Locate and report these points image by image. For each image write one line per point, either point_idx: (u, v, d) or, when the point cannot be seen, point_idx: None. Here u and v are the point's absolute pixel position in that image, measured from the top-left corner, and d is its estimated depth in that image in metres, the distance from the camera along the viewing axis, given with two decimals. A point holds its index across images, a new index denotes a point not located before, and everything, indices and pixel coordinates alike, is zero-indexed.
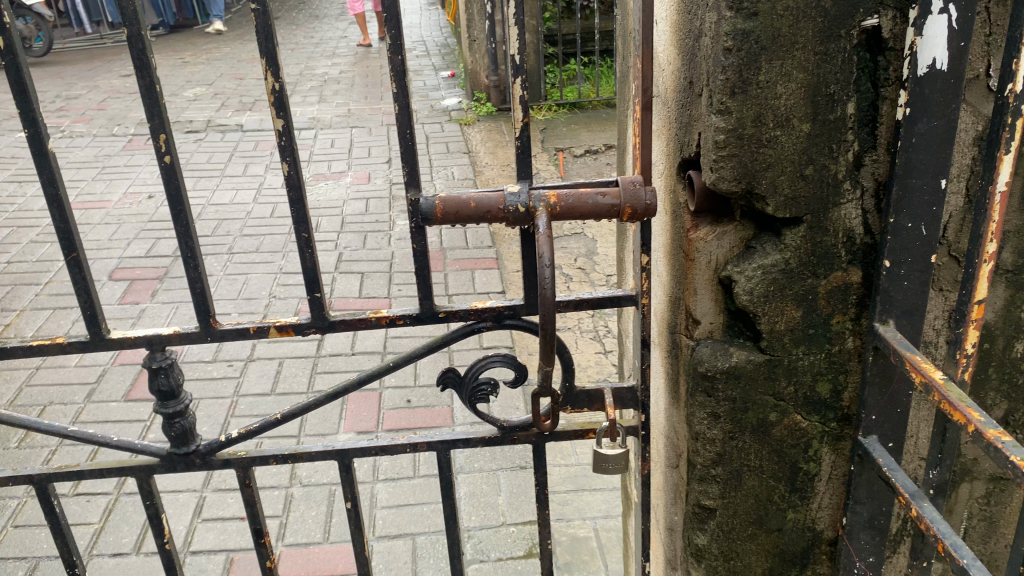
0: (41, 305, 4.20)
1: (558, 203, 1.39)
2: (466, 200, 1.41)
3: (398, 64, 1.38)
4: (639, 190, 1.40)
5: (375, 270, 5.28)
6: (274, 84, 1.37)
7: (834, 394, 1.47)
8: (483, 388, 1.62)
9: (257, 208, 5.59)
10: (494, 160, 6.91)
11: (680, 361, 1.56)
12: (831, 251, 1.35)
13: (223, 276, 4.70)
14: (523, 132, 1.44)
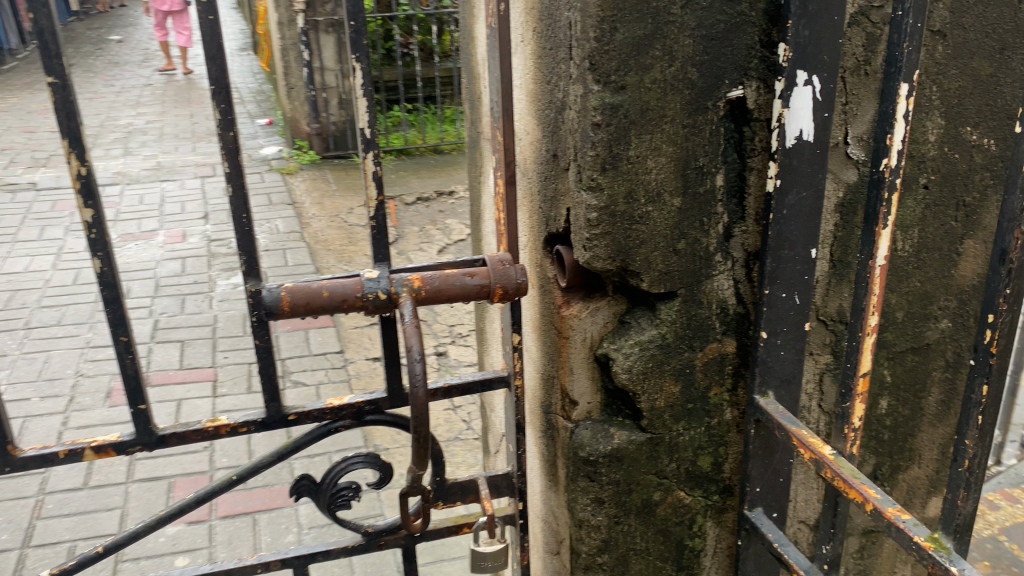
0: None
1: (424, 287, 1.27)
2: (318, 289, 1.25)
3: (231, 141, 1.20)
4: (508, 269, 1.30)
5: (197, 336, 4.91)
6: (80, 168, 1.16)
7: (715, 467, 1.43)
8: (345, 494, 1.46)
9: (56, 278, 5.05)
10: (321, 211, 6.69)
11: (557, 443, 1.47)
12: (707, 324, 1.31)
13: (20, 355, 4.18)
14: (378, 211, 1.31)
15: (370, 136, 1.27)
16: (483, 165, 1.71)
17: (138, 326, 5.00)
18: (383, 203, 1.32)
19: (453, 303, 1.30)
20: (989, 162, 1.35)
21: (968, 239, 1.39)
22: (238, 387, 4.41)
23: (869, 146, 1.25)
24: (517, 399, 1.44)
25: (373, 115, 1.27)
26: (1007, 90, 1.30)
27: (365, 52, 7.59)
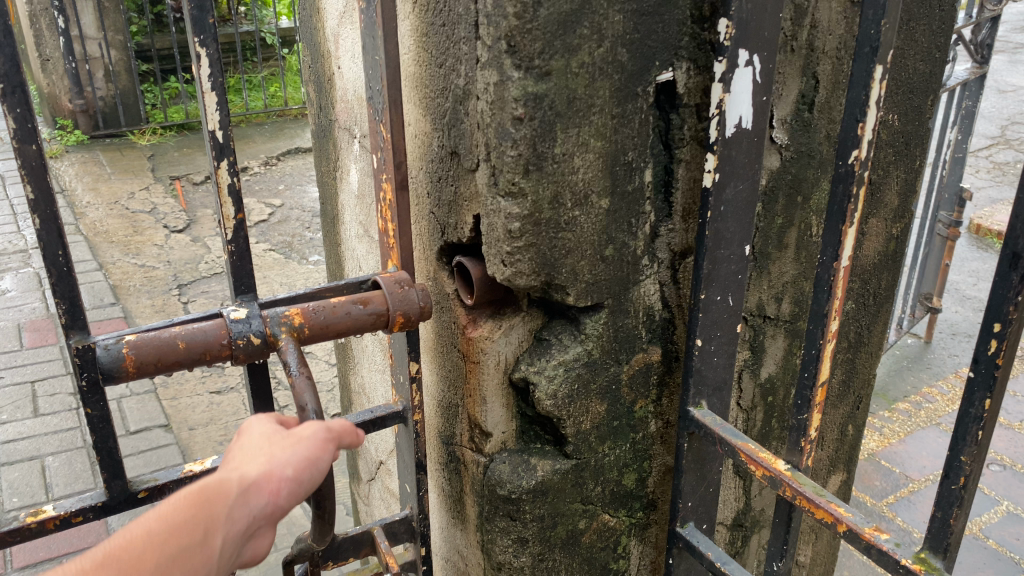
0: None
1: (307, 323, 1.03)
2: (171, 340, 0.97)
3: (33, 156, 0.88)
4: (407, 291, 1.09)
5: None
6: None
7: (639, 483, 1.30)
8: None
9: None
10: (97, 198, 5.97)
11: (465, 478, 1.28)
12: (633, 334, 1.17)
13: None
14: (237, 235, 1.04)
15: (222, 141, 1.00)
16: (340, 159, 1.46)
17: None
18: (243, 223, 1.06)
19: (343, 337, 1.07)
20: (892, 138, 1.30)
21: (871, 217, 1.35)
22: (20, 411, 3.82)
23: (792, 129, 1.16)
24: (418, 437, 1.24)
25: (224, 114, 1.00)
26: (910, 62, 1.26)
27: (130, 17, 6.77)
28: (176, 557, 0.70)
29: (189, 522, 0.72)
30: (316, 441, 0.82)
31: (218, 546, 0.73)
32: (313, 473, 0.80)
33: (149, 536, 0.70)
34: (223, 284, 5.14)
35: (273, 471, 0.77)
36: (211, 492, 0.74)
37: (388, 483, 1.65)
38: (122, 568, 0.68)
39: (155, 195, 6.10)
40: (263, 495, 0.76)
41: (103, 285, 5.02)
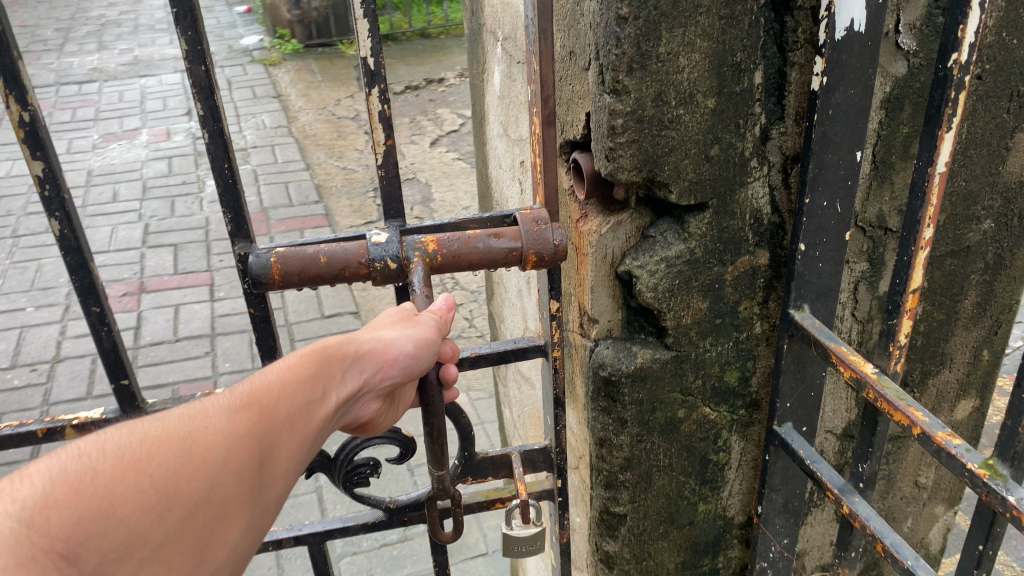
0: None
1: (441, 250, 1.12)
2: (315, 256, 1.10)
3: (202, 76, 1.05)
4: (543, 231, 1.14)
5: (189, 240, 4.92)
6: (22, 112, 1.00)
7: (742, 381, 1.36)
8: (362, 471, 1.30)
9: (25, 224, 5.09)
10: (309, 103, 6.50)
11: (577, 360, 1.40)
12: (739, 236, 1.21)
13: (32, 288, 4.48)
14: (386, 160, 1.17)
15: (373, 68, 1.11)
16: (487, 63, 1.57)
17: (128, 233, 5.01)
18: (393, 149, 1.18)
19: (476, 267, 1.14)
20: None
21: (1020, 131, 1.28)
22: (234, 291, 4.37)
23: (922, 34, 1.12)
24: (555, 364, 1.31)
25: (375, 41, 1.11)
26: None
27: None
28: (305, 405, 0.87)
29: (314, 382, 0.90)
30: (430, 327, 1.01)
31: (333, 404, 0.91)
32: (424, 351, 0.98)
33: (282, 385, 0.86)
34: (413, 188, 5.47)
35: (393, 344, 0.96)
36: (335, 356, 0.93)
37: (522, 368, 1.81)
38: (261, 412, 0.82)
39: (359, 103, 6.53)
40: (378, 360, 0.96)
41: (309, 184, 5.53)
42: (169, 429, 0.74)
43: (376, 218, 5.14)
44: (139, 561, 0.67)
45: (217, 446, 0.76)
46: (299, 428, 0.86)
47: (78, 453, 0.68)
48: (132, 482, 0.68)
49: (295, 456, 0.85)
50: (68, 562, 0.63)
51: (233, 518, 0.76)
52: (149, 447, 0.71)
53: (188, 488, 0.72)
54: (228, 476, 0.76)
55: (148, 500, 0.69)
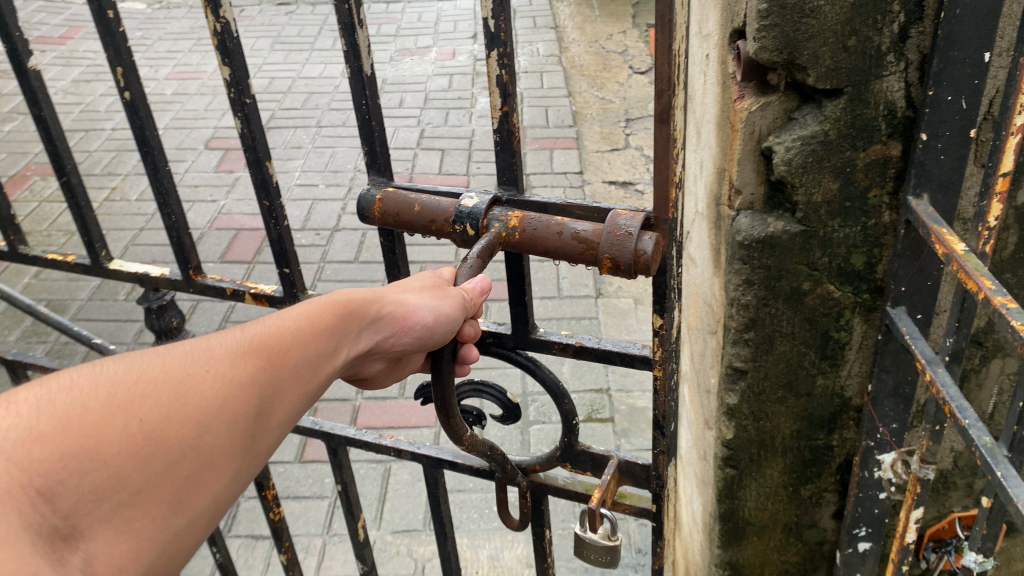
0: (160, 231, 4.79)
1: (517, 228, 1.63)
2: (416, 207, 1.72)
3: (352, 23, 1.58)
4: (622, 241, 1.53)
5: (455, 146, 5.56)
6: (222, 30, 1.67)
7: (867, 266, 1.51)
8: (469, 416, 2.01)
9: (328, 116, 5.98)
10: (582, 36, 6.93)
11: (723, 229, 1.62)
12: (872, 124, 1.37)
13: (324, 170, 5.32)
14: (502, 131, 1.60)
15: (493, 34, 1.51)
16: None
17: (406, 134, 5.74)
18: (508, 118, 1.60)
19: (548, 250, 1.62)
20: None
21: None
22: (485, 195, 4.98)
23: None
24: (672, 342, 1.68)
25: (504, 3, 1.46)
26: None
27: None
28: (310, 358, 1.35)
29: (303, 337, 1.35)
30: (456, 299, 1.56)
31: (323, 355, 1.37)
32: (441, 323, 1.52)
33: (281, 341, 1.31)
34: None
35: (412, 314, 1.50)
36: (354, 315, 1.45)
37: (689, 250, 2.00)
38: (265, 363, 1.27)
39: (630, 40, 6.84)
40: (395, 323, 1.50)
41: (567, 109, 5.92)
42: (158, 377, 1.14)
43: (623, 147, 5.45)
44: (118, 500, 1.05)
45: (199, 396, 1.16)
46: (299, 377, 1.32)
47: (71, 392, 1.06)
48: (119, 423, 1.07)
49: (291, 400, 1.30)
50: (45, 498, 0.97)
51: (214, 456, 1.16)
52: (139, 393, 1.11)
53: (178, 434, 1.12)
54: (212, 418, 1.16)
55: (137, 436, 1.08)
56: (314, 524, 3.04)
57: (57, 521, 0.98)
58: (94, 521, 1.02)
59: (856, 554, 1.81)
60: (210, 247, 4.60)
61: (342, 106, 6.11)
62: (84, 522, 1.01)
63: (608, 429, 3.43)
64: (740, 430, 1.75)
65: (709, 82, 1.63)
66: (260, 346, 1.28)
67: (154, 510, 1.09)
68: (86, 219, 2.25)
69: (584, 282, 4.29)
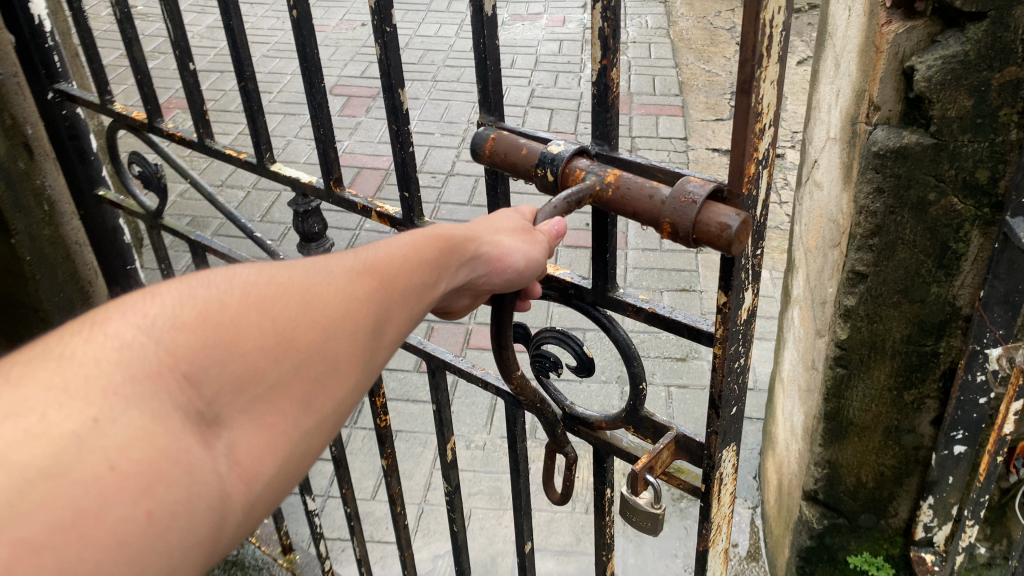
0: (289, 165, 5.17)
1: (616, 186, 1.21)
2: (516, 146, 1.33)
3: None
4: (711, 212, 1.12)
5: (564, 107, 5.78)
6: None
7: (991, 181, 1.69)
8: (544, 362, 1.49)
9: (443, 72, 6.28)
10: (691, 12, 7.11)
11: (859, 144, 1.80)
12: (1009, 48, 1.54)
13: (440, 121, 5.62)
14: (601, 78, 1.19)
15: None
16: None
17: (518, 92, 5.99)
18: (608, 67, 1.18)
19: (640, 217, 1.20)
20: None
21: None
22: None
23: None
24: (740, 334, 1.26)
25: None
26: None
27: None
28: (427, 281, 1.04)
29: (428, 253, 1.05)
30: (542, 248, 1.18)
31: (447, 277, 1.07)
32: (532, 269, 1.17)
33: (402, 253, 1.03)
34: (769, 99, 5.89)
35: (509, 256, 1.15)
36: (464, 244, 1.11)
37: (816, 176, 2.18)
38: (385, 280, 0.99)
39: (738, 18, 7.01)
40: (495, 259, 1.15)
41: (674, 79, 6.10)
42: (287, 279, 0.91)
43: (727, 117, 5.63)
44: (257, 394, 0.85)
45: (330, 297, 0.93)
46: (415, 302, 1.02)
47: (209, 285, 0.87)
48: (252, 320, 0.86)
49: (410, 325, 1.02)
50: (191, 383, 0.81)
51: (345, 368, 0.93)
52: (267, 295, 0.89)
53: (306, 337, 0.89)
54: (342, 323, 0.92)
55: (268, 336, 0.86)
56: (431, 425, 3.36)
57: (201, 406, 0.81)
58: (237, 412, 0.84)
59: (951, 456, 2.01)
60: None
61: (457, 64, 6.39)
62: (223, 414, 0.83)
63: (703, 369, 3.64)
64: (855, 331, 1.95)
65: (857, 12, 1.81)
66: (383, 258, 1.00)
67: (283, 417, 0.87)
68: (252, 104, 2.00)
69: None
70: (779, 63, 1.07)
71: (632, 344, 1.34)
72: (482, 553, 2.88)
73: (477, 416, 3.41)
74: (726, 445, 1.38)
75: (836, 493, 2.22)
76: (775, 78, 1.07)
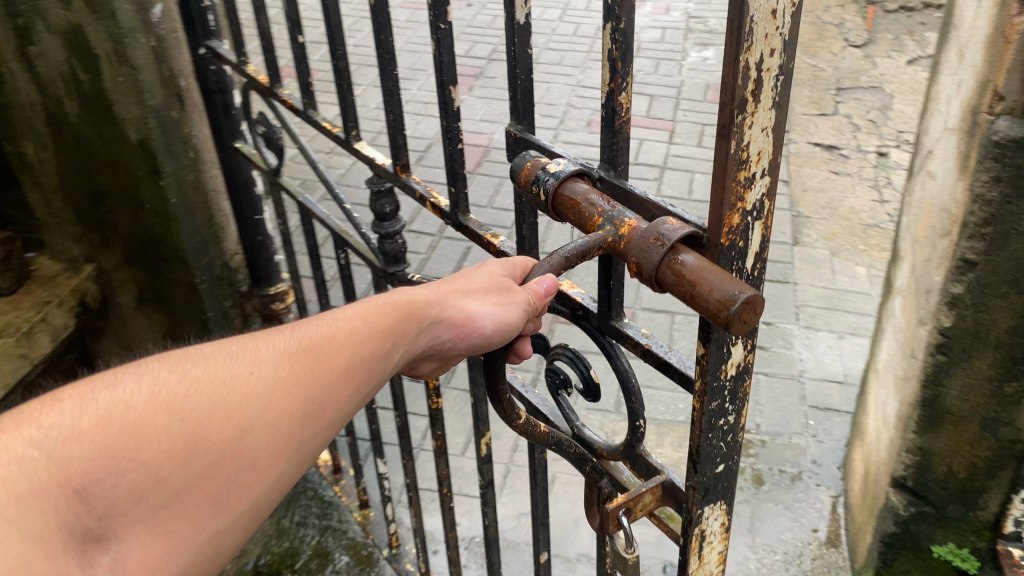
0: (393, 138, 5.36)
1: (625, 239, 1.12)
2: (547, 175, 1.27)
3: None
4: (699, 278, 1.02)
5: (665, 94, 5.80)
6: None
7: None
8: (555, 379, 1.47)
9: (545, 54, 6.38)
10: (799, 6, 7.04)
11: (978, 134, 1.82)
12: None
13: (541, 102, 5.73)
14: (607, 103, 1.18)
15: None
16: None
17: (619, 78, 6.04)
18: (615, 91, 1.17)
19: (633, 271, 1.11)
20: None
21: None
22: (690, 141, 5.28)
23: None
24: (724, 390, 1.18)
25: None
26: None
27: None
28: (350, 371, 1.16)
29: (355, 340, 1.18)
30: (519, 308, 1.25)
31: (373, 359, 1.19)
32: (500, 333, 1.26)
33: (322, 346, 1.15)
34: (876, 97, 5.80)
35: (473, 320, 1.25)
36: (414, 315, 1.25)
37: (929, 167, 2.20)
38: (303, 374, 1.11)
39: (849, 14, 6.90)
40: (452, 328, 1.27)
41: None
42: (198, 379, 1.04)
43: (832, 113, 5.59)
44: (158, 499, 0.96)
45: (241, 395, 1.05)
46: (336, 391, 1.14)
47: (113, 396, 0.97)
48: (156, 426, 0.97)
49: (331, 415, 1.13)
50: (83, 496, 0.90)
51: (256, 459, 1.04)
52: (176, 397, 1.01)
53: (213, 438, 1.01)
54: (252, 423, 1.04)
55: (173, 440, 0.98)
56: None
57: (91, 522, 0.90)
58: (129, 521, 0.94)
59: None
60: (437, 156, 5.14)
61: (559, 47, 6.49)
62: (117, 525, 0.93)
63: (792, 359, 3.67)
64: (960, 320, 1.97)
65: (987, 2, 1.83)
66: (304, 349, 1.13)
67: (184, 521, 0.98)
68: (342, 83, 1.82)
69: (781, 231, 4.52)
70: (777, 107, 1.00)
71: (634, 378, 1.34)
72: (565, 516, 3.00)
73: None
74: (709, 501, 1.31)
75: (926, 481, 2.25)
76: (768, 124, 1.01)
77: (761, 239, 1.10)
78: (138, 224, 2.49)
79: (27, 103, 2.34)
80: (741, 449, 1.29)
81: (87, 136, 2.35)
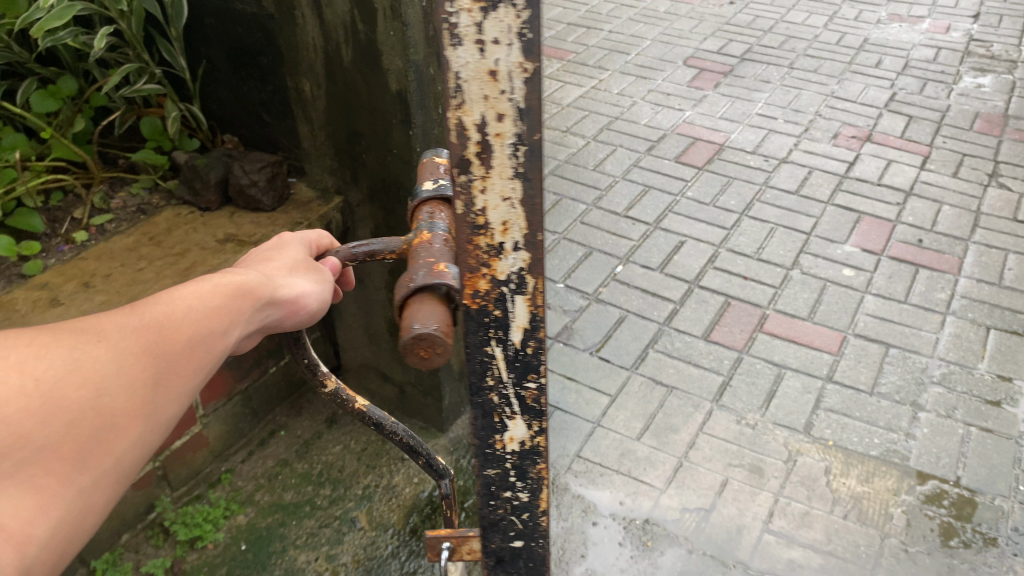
0: (629, 125, 5.44)
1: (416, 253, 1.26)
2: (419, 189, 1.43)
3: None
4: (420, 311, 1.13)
5: (925, 116, 5.43)
6: None
7: None
8: None
9: (802, 61, 6.17)
10: None
11: None
12: None
13: (785, 109, 5.56)
14: None
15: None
16: None
17: (877, 93, 5.71)
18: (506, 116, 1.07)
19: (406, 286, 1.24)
20: None
21: None
22: (944, 169, 4.93)
23: None
24: (500, 462, 1.30)
25: None
26: None
27: None
28: (204, 333, 1.27)
29: (200, 313, 1.29)
30: (327, 287, 1.54)
31: (216, 333, 1.30)
32: (322, 306, 1.52)
33: (175, 313, 1.24)
34: None
35: (300, 298, 1.47)
36: (249, 293, 1.40)
37: None
38: (161, 334, 1.19)
39: None
40: (283, 308, 1.46)
41: None
42: (48, 342, 1.05)
43: None
44: (22, 456, 0.94)
45: (96, 360, 1.07)
46: (197, 353, 1.24)
47: None
48: (15, 385, 0.96)
49: (191, 372, 1.22)
50: None
51: (117, 417, 1.07)
52: (27, 359, 1.00)
53: (78, 394, 1.02)
54: (111, 381, 1.08)
55: (36, 397, 0.97)
56: (706, 390, 3.52)
57: None
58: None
59: None
60: (669, 148, 5.19)
61: (817, 55, 6.25)
62: None
63: (1015, 417, 3.37)
64: None
65: None
66: (154, 320, 1.20)
67: (52, 478, 0.97)
68: None
69: None
70: (521, 179, 1.01)
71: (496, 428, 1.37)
72: (729, 521, 2.98)
73: (753, 396, 3.49)
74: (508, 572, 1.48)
75: None
76: (507, 194, 1.02)
77: (527, 316, 1.12)
78: (386, 169, 2.72)
79: (312, 45, 2.60)
80: (542, 535, 1.41)
81: (356, 82, 2.58)
